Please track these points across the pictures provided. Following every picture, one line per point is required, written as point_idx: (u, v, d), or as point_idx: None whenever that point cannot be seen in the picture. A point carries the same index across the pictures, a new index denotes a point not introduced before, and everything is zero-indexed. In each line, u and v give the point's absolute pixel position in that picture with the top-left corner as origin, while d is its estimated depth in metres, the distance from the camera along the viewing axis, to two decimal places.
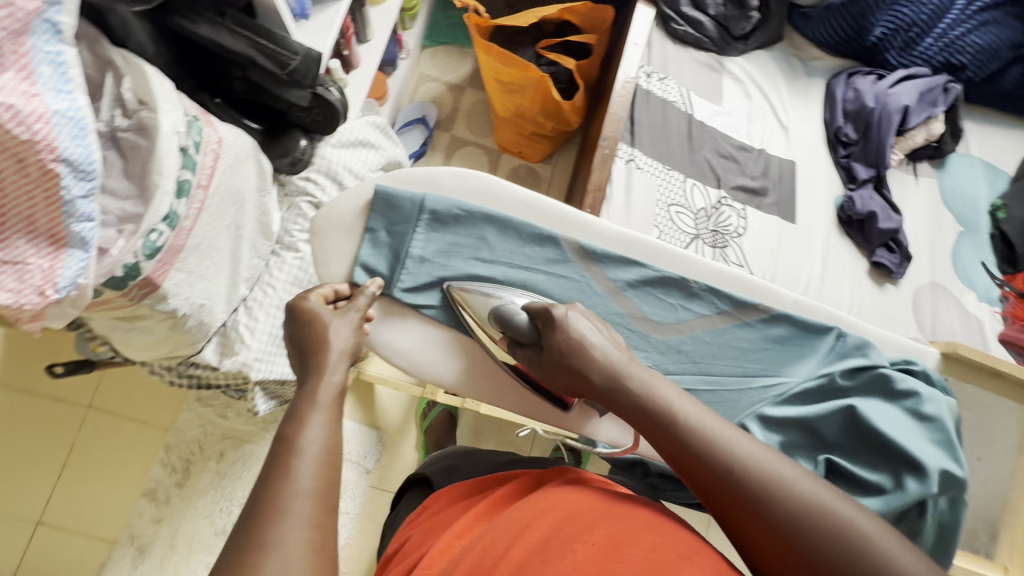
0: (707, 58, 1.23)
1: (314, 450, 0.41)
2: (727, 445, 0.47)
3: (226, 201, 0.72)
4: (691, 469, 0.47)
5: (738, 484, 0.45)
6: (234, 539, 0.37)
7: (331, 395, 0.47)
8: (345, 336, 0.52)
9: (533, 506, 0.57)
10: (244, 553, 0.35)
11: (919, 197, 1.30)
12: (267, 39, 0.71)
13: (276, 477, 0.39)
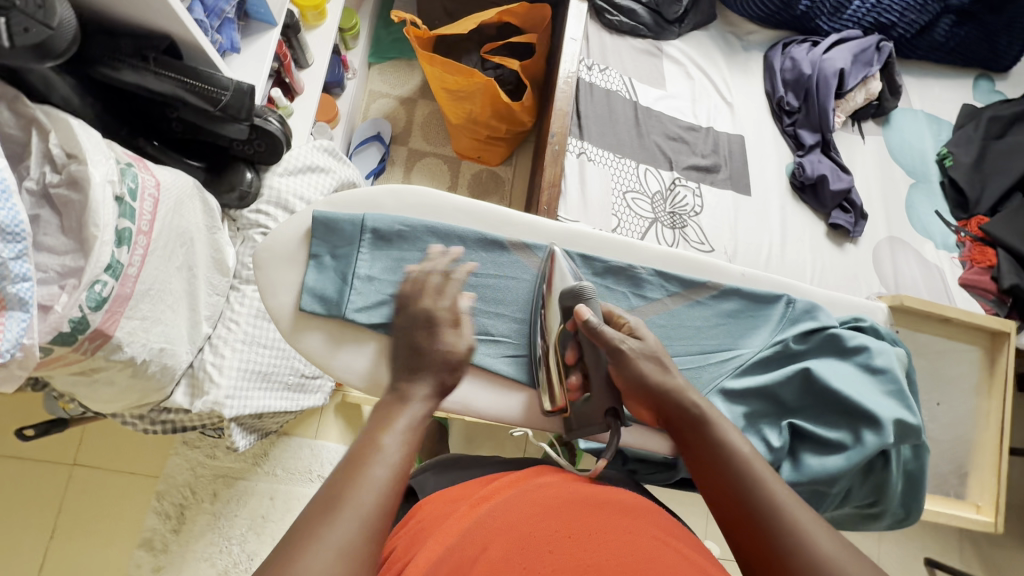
0: (645, 44, 1.24)
1: (393, 458, 0.42)
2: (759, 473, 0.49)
3: (174, 242, 0.71)
4: (726, 505, 0.49)
5: (768, 528, 0.45)
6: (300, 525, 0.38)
7: (422, 408, 0.47)
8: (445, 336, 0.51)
9: (522, 501, 0.57)
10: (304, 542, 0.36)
11: (868, 155, 1.33)
12: (195, 77, 0.71)
13: (352, 472, 0.40)
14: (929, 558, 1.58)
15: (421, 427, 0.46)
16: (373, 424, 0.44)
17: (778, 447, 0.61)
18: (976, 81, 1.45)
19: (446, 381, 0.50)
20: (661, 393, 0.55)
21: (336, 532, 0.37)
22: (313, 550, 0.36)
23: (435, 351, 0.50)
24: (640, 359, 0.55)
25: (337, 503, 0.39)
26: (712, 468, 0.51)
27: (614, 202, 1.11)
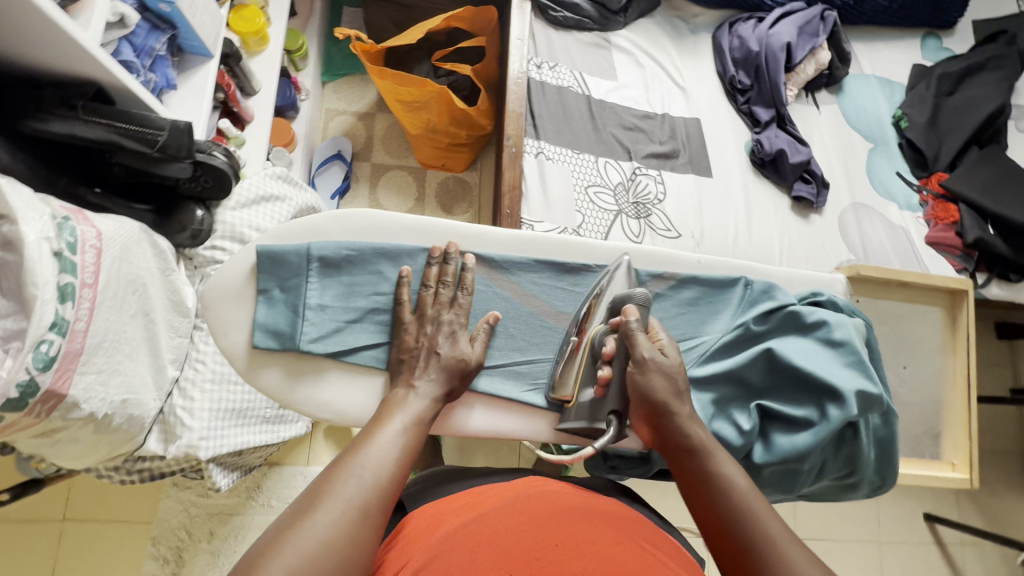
0: (592, 37, 1.24)
1: (372, 459, 0.48)
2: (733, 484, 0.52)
3: (125, 290, 0.70)
4: (716, 535, 0.50)
5: (755, 562, 0.46)
6: (287, 513, 0.43)
7: (411, 415, 0.54)
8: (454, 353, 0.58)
9: (522, 496, 0.60)
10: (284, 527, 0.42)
11: (825, 125, 1.34)
12: (128, 121, 0.70)
13: (335, 470, 0.47)
14: (928, 513, 1.60)
15: (424, 419, 0.54)
16: (386, 408, 0.55)
17: (748, 429, 0.62)
18: (923, 40, 1.46)
19: (457, 382, 0.58)
20: (665, 411, 0.56)
21: (349, 488, 0.45)
22: (327, 499, 0.44)
23: (453, 355, 0.58)
24: (657, 375, 0.57)
25: (349, 466, 0.47)
26: (703, 499, 0.52)
27: (577, 198, 1.11)
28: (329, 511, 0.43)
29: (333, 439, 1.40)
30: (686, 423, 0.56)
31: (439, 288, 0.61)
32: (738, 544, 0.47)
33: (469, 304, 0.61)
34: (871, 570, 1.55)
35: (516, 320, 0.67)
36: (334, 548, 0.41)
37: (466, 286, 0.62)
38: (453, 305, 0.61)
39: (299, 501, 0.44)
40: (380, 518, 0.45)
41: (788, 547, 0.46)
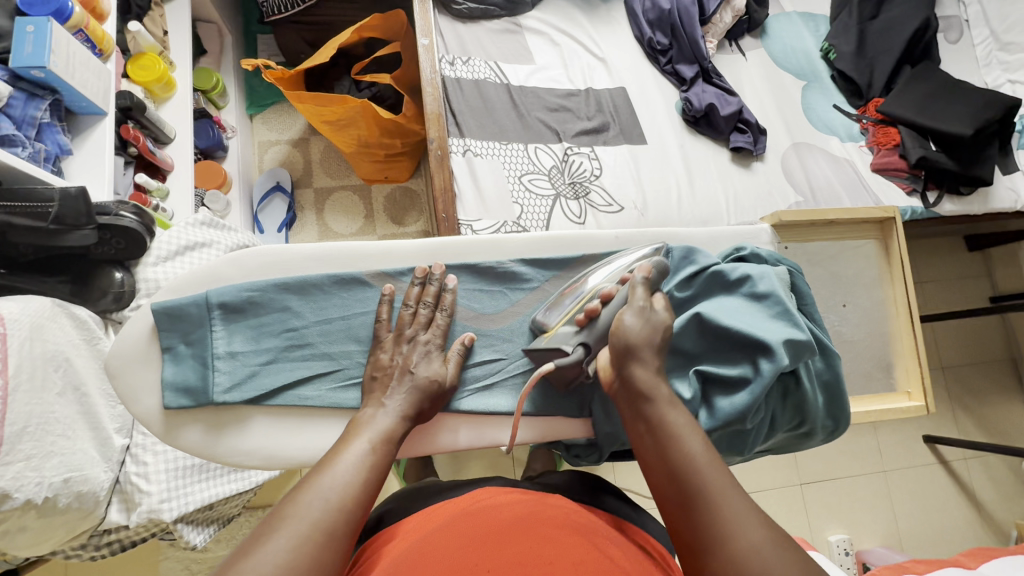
0: (502, 24, 1.22)
1: (331, 486, 0.47)
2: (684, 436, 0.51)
3: (44, 368, 0.68)
4: (662, 486, 0.49)
5: (697, 510, 0.46)
6: (240, 544, 0.42)
7: (377, 434, 0.54)
8: (426, 369, 0.59)
9: (474, 512, 0.58)
10: (236, 557, 0.40)
11: (753, 71, 1.32)
12: (15, 199, 0.69)
13: (292, 498, 0.46)
14: (927, 435, 1.60)
15: (393, 438, 0.55)
16: (352, 428, 0.55)
17: (690, 398, 0.60)
18: None
19: (428, 402, 0.58)
20: (628, 361, 0.55)
21: (311, 509, 0.45)
22: (288, 521, 0.43)
23: (428, 373, 0.59)
24: (645, 323, 0.57)
25: (310, 487, 0.47)
26: (656, 448, 0.51)
27: (512, 188, 1.09)
28: (288, 533, 0.42)
29: None
30: (641, 371, 0.55)
31: (419, 308, 0.63)
32: (681, 493, 0.47)
33: (446, 324, 0.63)
34: (880, 501, 1.55)
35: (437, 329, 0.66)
36: (294, 571, 0.41)
37: (442, 298, 0.64)
38: (431, 324, 0.62)
39: (256, 527, 0.43)
40: (346, 541, 0.45)
41: (732, 502, 0.45)
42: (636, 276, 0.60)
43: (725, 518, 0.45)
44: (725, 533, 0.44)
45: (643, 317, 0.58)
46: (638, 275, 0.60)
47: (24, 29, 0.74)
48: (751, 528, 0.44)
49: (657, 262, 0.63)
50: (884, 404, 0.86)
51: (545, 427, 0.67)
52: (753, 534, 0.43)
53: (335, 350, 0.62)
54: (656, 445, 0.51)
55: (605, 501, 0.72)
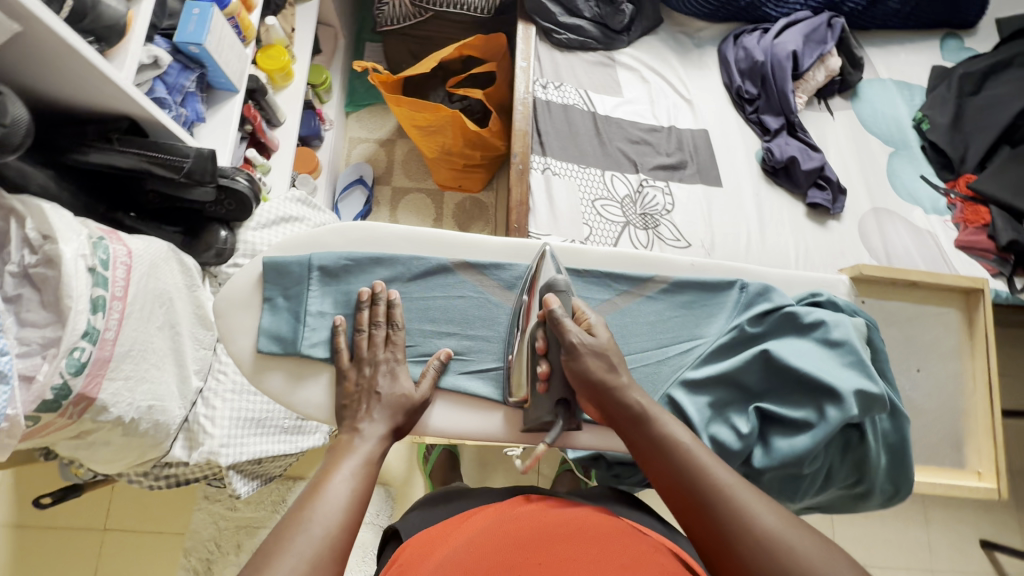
0: (597, 56, 1.27)
1: (323, 517, 0.48)
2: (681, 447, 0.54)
3: (152, 303, 0.76)
4: (670, 492, 0.52)
5: (710, 510, 0.49)
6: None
7: (355, 460, 0.55)
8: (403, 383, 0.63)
9: (505, 526, 0.61)
10: None
11: (840, 130, 1.31)
12: (156, 150, 0.76)
13: (287, 526, 0.47)
14: (985, 539, 1.47)
15: (373, 461, 0.56)
16: (335, 455, 0.56)
17: (747, 433, 0.60)
18: (944, 41, 1.42)
19: (403, 417, 0.61)
20: (605, 390, 0.58)
21: (300, 543, 0.46)
22: (280, 556, 0.45)
23: (394, 394, 0.62)
24: (589, 356, 0.59)
25: (300, 527, 0.47)
26: (658, 461, 0.54)
27: (583, 211, 1.13)
28: (282, 569, 0.43)
29: None
30: (626, 394, 0.58)
31: (373, 330, 0.65)
32: (692, 496, 0.50)
33: (401, 339, 0.65)
34: None
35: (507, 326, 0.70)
36: None
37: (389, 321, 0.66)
38: (388, 343, 0.65)
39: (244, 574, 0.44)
40: (336, 570, 0.46)
41: (739, 493, 0.49)
42: (550, 315, 0.61)
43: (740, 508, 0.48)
44: (740, 521, 0.47)
45: (590, 350, 0.60)
46: (550, 312, 0.61)
47: (191, 11, 0.86)
48: (762, 512, 0.47)
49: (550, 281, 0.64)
50: (947, 480, 0.82)
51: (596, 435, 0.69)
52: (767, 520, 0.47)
53: (412, 327, 0.68)
54: (657, 458, 0.54)
55: (642, 522, 0.72)
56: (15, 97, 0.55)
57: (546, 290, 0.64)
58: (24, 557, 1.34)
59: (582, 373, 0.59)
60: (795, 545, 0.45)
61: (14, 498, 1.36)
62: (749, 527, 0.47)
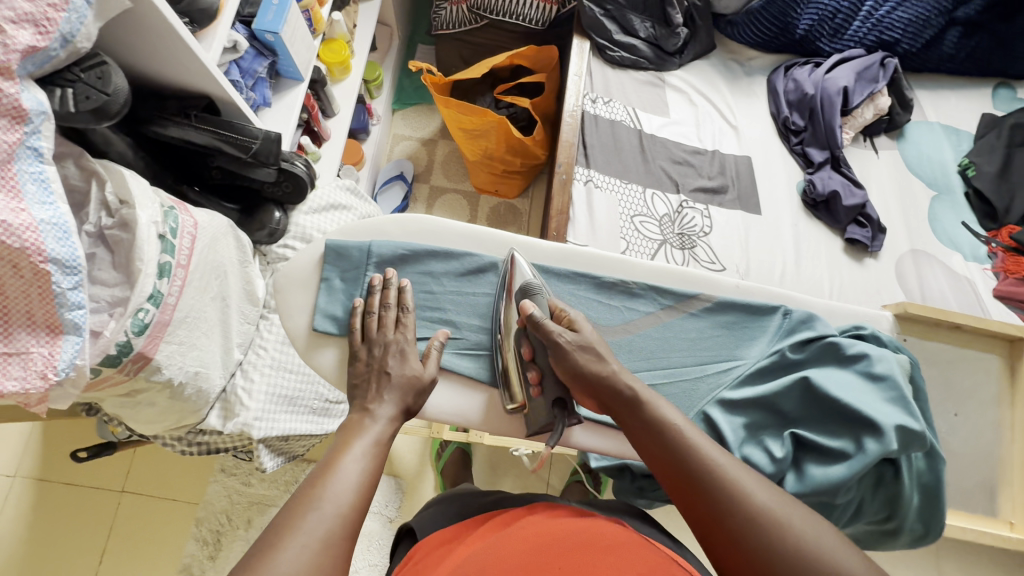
0: (647, 76, 1.29)
1: (334, 499, 0.50)
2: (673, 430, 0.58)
3: (209, 275, 0.80)
4: (665, 473, 0.56)
5: (705, 489, 0.53)
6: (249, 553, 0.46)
7: (365, 443, 0.57)
8: (411, 364, 0.65)
9: (521, 535, 0.62)
10: (251, 560, 0.44)
11: (883, 169, 1.30)
12: (227, 129, 0.79)
13: (298, 506, 0.49)
14: None
15: (383, 441, 0.59)
16: (346, 434, 0.58)
17: (780, 458, 0.61)
18: (997, 89, 1.40)
19: (412, 397, 0.64)
20: (597, 379, 0.62)
21: (312, 523, 0.48)
22: (294, 534, 0.47)
23: (403, 374, 0.64)
24: (579, 351, 0.64)
25: (312, 509, 0.49)
26: (653, 444, 0.58)
27: (622, 226, 1.14)
28: (296, 547, 0.46)
29: None
30: (618, 381, 0.62)
31: (383, 312, 0.69)
32: (686, 477, 0.55)
33: (411, 322, 0.69)
34: None
35: None
36: None
37: (399, 303, 0.70)
38: (398, 326, 0.68)
39: (254, 548, 0.46)
40: (345, 548, 0.48)
41: (730, 473, 0.53)
42: (531, 319, 0.65)
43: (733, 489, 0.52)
44: (734, 498, 0.52)
45: (577, 346, 0.64)
46: (529, 317, 0.65)
47: (270, 1, 0.90)
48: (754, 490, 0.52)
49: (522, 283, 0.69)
50: (973, 528, 0.81)
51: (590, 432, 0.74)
52: (759, 497, 0.52)
53: (459, 319, 0.72)
54: (651, 440, 0.58)
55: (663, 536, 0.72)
56: (118, 69, 0.59)
57: (521, 295, 0.68)
58: (44, 509, 1.37)
59: (572, 368, 0.64)
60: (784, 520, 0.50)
61: (43, 449, 1.41)
62: (743, 504, 0.51)
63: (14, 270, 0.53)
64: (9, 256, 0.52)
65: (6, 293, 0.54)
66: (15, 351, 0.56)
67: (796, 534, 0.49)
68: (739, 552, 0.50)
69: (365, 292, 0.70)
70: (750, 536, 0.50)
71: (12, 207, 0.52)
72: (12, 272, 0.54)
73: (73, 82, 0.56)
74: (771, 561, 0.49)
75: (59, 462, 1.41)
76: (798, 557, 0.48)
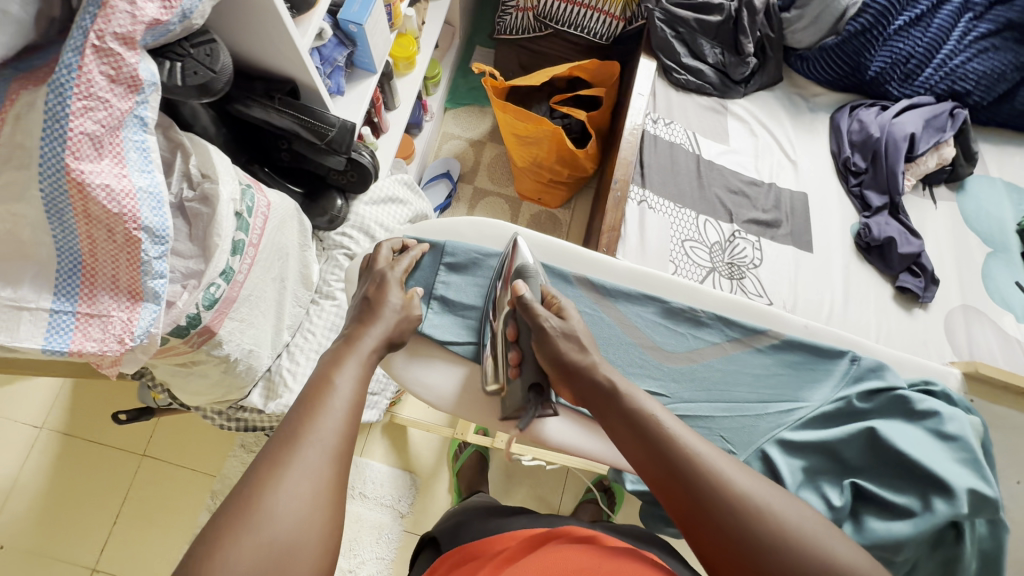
0: (711, 102, 1.29)
1: (321, 441, 0.56)
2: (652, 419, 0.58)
3: (273, 257, 0.81)
4: (645, 465, 0.56)
5: (684, 478, 0.53)
6: (242, 483, 0.52)
7: (346, 379, 0.62)
8: (397, 296, 0.74)
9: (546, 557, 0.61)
10: (250, 494, 0.51)
11: (940, 221, 1.28)
12: (305, 113, 0.80)
13: (286, 444, 0.54)
14: None
15: (366, 362, 0.66)
16: (331, 367, 0.63)
17: (838, 506, 0.60)
18: None
19: (396, 328, 0.72)
20: (575, 368, 0.65)
21: (303, 462, 0.54)
22: (285, 470, 0.52)
23: (385, 305, 0.72)
24: (559, 338, 0.66)
25: (296, 446, 0.54)
26: (632, 435, 0.58)
27: (672, 249, 1.14)
28: (289, 484, 0.52)
29: (387, 437, 1.49)
30: (595, 372, 0.64)
31: (400, 259, 0.79)
32: (665, 467, 0.54)
33: (409, 263, 0.79)
34: None
35: (615, 347, 0.71)
36: (302, 515, 0.51)
37: (412, 255, 0.79)
38: (400, 266, 0.78)
39: (245, 481, 0.52)
40: (334, 481, 0.55)
41: (707, 460, 0.54)
42: (521, 300, 0.70)
43: (715, 478, 0.52)
44: (715, 484, 0.52)
45: (561, 332, 0.67)
46: (521, 298, 0.69)
47: None
48: (733, 474, 0.52)
49: (519, 263, 0.73)
50: None
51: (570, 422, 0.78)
52: (741, 482, 0.52)
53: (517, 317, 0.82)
54: (632, 433, 0.58)
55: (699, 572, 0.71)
56: (226, 48, 0.60)
57: (516, 276, 0.72)
58: (65, 464, 1.39)
59: (552, 353, 0.66)
60: (767, 503, 0.51)
61: (72, 404, 1.44)
62: (723, 490, 0.52)
63: (109, 233, 0.54)
64: (107, 221, 0.53)
65: (96, 255, 0.55)
66: (96, 313, 0.56)
67: (778, 515, 0.50)
68: (724, 540, 0.50)
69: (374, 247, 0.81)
70: (730, 522, 0.50)
71: (116, 172, 0.53)
72: (105, 235, 0.54)
73: (183, 57, 0.58)
74: (758, 546, 0.49)
75: (87, 419, 1.44)
76: (783, 539, 0.49)
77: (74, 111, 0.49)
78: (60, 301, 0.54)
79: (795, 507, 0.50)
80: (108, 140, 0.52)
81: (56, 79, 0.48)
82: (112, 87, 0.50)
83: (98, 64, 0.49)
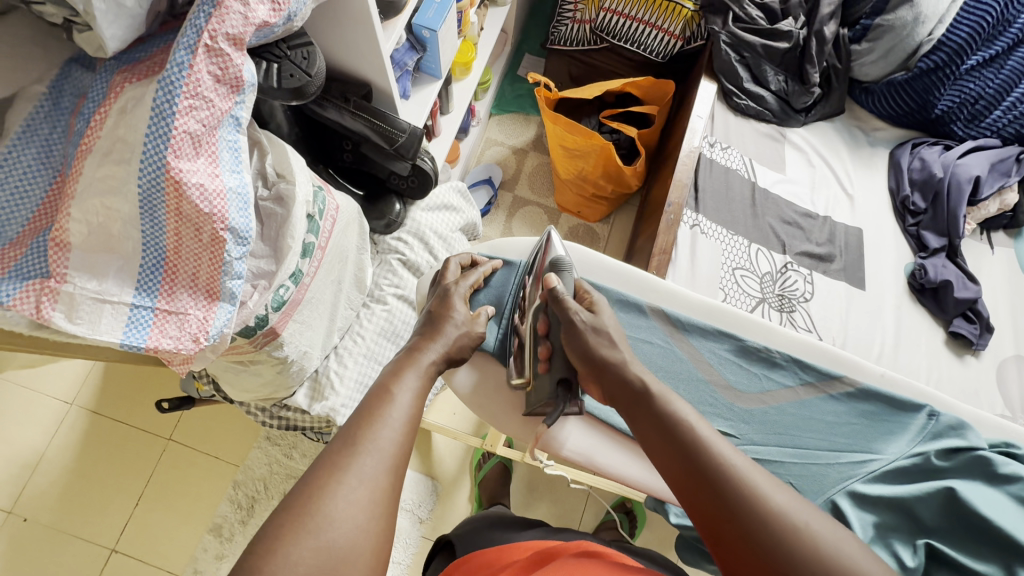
0: (769, 129, 1.27)
1: (379, 452, 0.54)
2: (686, 424, 0.57)
3: (335, 260, 0.80)
4: (675, 473, 0.55)
5: (712, 483, 0.52)
6: (298, 486, 0.51)
7: (405, 394, 0.61)
8: (462, 308, 0.74)
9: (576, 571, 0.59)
10: (309, 502, 0.49)
11: (997, 268, 1.21)
12: (381, 120, 0.79)
13: (345, 450, 0.53)
14: None
15: (426, 376, 0.65)
16: (392, 378, 0.62)
17: (911, 567, 0.60)
18: None
19: (458, 344, 0.71)
20: (605, 361, 0.67)
21: (364, 469, 0.52)
22: (342, 474, 0.51)
23: (448, 319, 0.72)
24: (591, 332, 0.69)
25: (356, 453, 0.53)
26: (664, 439, 0.58)
27: (722, 277, 1.12)
28: (349, 488, 0.50)
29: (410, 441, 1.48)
30: (627, 369, 0.66)
31: (475, 274, 0.81)
32: (694, 472, 0.53)
33: (480, 278, 0.80)
34: None
35: (690, 382, 0.76)
36: (364, 525, 0.49)
37: (480, 271, 0.80)
38: (473, 281, 0.80)
39: (300, 483, 0.51)
40: (393, 494, 0.53)
41: (740, 470, 0.52)
42: (553, 293, 0.73)
43: (745, 487, 0.51)
44: (745, 497, 0.50)
45: (590, 325, 0.70)
46: (552, 291, 0.73)
47: None
48: (766, 488, 0.51)
49: (552, 257, 0.77)
50: None
51: (614, 445, 0.77)
52: (774, 497, 0.50)
53: None
54: (663, 434, 0.58)
55: None
56: (320, 51, 0.60)
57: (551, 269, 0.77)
58: (92, 441, 1.40)
59: (583, 346, 0.69)
60: (801, 522, 0.48)
61: (102, 382, 1.44)
62: (753, 500, 0.50)
63: (196, 231, 0.53)
64: (195, 219, 0.52)
65: (179, 250, 0.54)
66: (173, 309, 0.55)
67: (812, 534, 0.47)
68: (750, 550, 0.48)
69: (442, 263, 0.83)
70: (758, 532, 0.48)
71: (209, 172, 0.52)
72: (192, 234, 0.53)
73: (280, 58, 0.58)
74: (783, 561, 0.46)
75: (117, 399, 1.44)
76: (814, 559, 0.46)
77: (180, 110, 0.48)
78: (141, 296, 0.54)
79: (830, 526, 0.48)
80: (206, 140, 0.52)
81: (167, 77, 0.48)
82: (216, 88, 0.50)
83: (208, 64, 0.49)
